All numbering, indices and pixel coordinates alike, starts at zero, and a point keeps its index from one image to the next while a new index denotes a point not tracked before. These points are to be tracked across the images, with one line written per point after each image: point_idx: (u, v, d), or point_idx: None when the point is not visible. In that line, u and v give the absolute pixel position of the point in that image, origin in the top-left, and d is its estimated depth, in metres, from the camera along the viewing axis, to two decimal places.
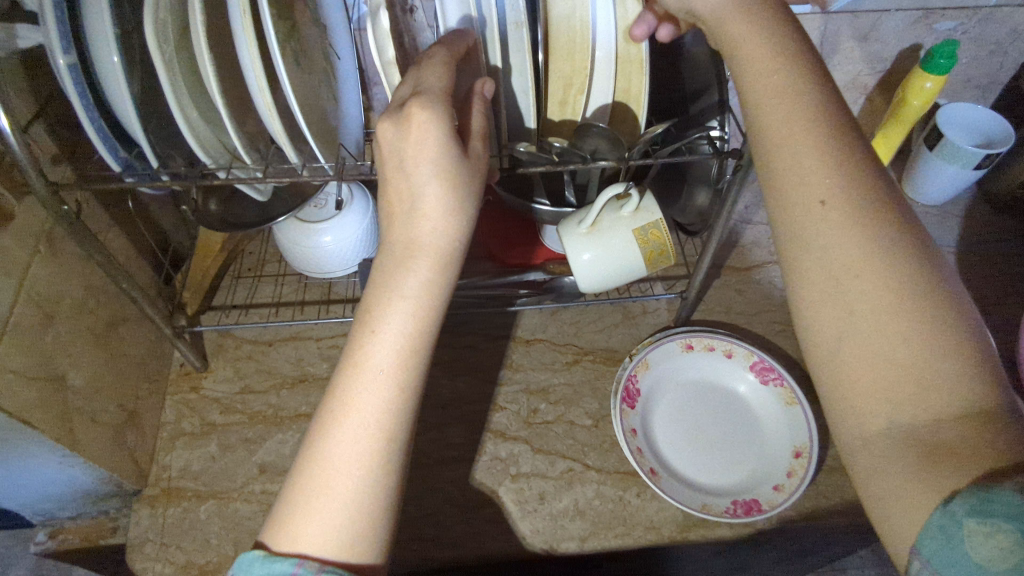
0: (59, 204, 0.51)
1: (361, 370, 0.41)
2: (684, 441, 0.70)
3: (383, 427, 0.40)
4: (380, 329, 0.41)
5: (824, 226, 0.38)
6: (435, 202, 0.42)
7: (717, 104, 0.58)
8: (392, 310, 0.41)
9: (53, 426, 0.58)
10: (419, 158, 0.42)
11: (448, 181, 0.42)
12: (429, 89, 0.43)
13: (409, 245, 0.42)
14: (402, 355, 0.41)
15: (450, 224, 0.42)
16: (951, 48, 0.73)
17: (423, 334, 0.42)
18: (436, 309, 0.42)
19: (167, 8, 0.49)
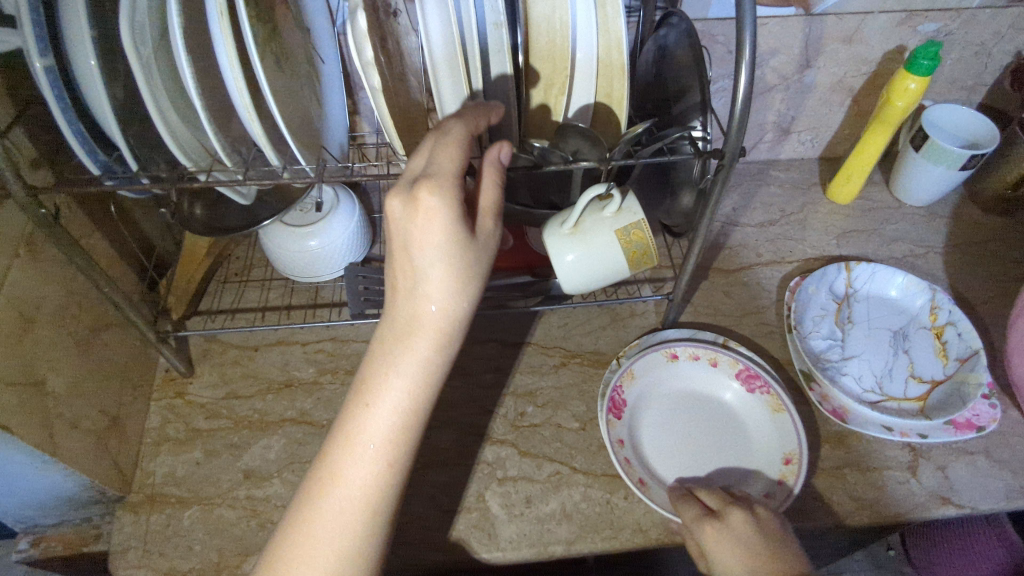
0: (37, 207, 0.51)
1: (357, 437, 0.46)
2: (674, 444, 0.70)
3: (371, 495, 0.46)
4: (378, 402, 0.46)
5: None
6: (438, 287, 0.46)
7: (699, 104, 0.58)
8: (391, 385, 0.46)
9: (33, 432, 0.57)
10: (425, 244, 0.45)
11: (450, 269, 0.45)
12: (441, 173, 0.45)
13: (410, 325, 0.46)
14: (395, 428, 0.47)
15: (450, 307, 0.46)
16: (934, 49, 0.72)
17: (416, 412, 0.47)
18: (430, 389, 0.48)
19: (145, 11, 0.49)
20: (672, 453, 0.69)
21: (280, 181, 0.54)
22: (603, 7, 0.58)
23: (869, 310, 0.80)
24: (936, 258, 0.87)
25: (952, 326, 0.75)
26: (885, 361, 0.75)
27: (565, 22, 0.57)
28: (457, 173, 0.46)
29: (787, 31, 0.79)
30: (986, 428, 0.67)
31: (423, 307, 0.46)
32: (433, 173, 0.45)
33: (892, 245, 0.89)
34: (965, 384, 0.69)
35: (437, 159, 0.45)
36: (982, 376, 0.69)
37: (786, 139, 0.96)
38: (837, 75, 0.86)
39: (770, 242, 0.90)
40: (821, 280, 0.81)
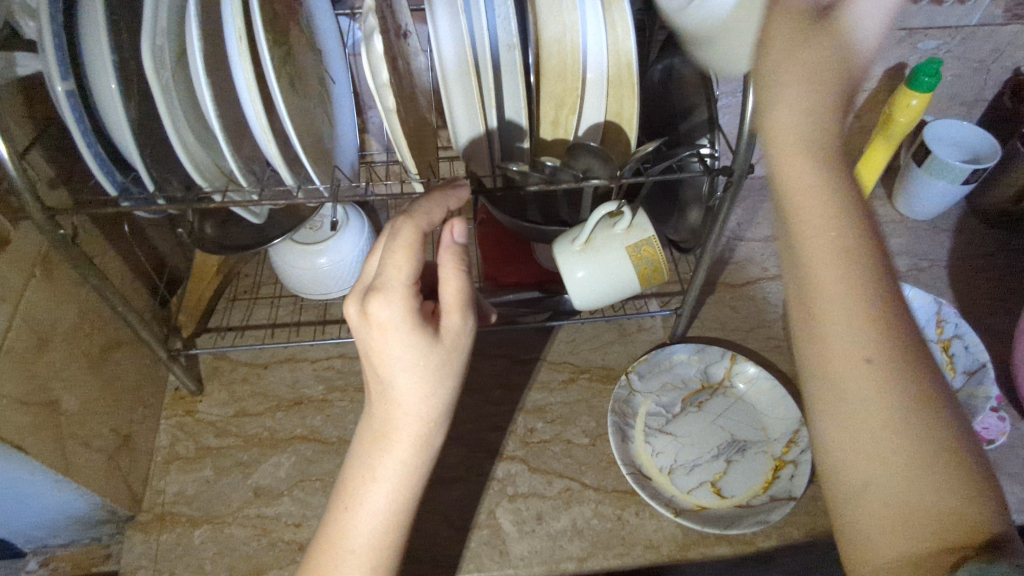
0: (55, 229, 0.51)
1: (337, 545, 0.47)
2: (685, 460, 0.70)
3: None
4: (360, 506, 0.47)
5: (845, 337, 0.36)
6: (406, 392, 0.45)
7: (707, 122, 0.59)
8: (371, 489, 0.47)
9: (46, 452, 0.57)
10: (385, 355, 0.45)
11: (415, 376, 0.45)
12: (391, 282, 0.44)
13: (384, 430, 0.46)
14: (379, 532, 0.47)
15: (421, 412, 0.46)
16: (935, 66, 0.74)
17: (400, 512, 0.47)
18: (410, 490, 0.48)
19: (165, 35, 0.50)
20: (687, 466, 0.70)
21: (295, 200, 0.54)
22: (612, 29, 0.58)
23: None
24: (941, 271, 0.88)
25: (959, 338, 0.75)
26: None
27: (575, 43, 0.57)
28: (410, 278, 0.44)
29: None
30: (995, 441, 0.69)
31: (394, 413, 0.46)
32: (386, 284, 0.44)
33: (896, 259, 0.90)
34: (975, 396, 0.70)
35: (386, 269, 0.44)
36: (990, 389, 0.70)
37: None
38: None
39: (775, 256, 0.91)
40: None
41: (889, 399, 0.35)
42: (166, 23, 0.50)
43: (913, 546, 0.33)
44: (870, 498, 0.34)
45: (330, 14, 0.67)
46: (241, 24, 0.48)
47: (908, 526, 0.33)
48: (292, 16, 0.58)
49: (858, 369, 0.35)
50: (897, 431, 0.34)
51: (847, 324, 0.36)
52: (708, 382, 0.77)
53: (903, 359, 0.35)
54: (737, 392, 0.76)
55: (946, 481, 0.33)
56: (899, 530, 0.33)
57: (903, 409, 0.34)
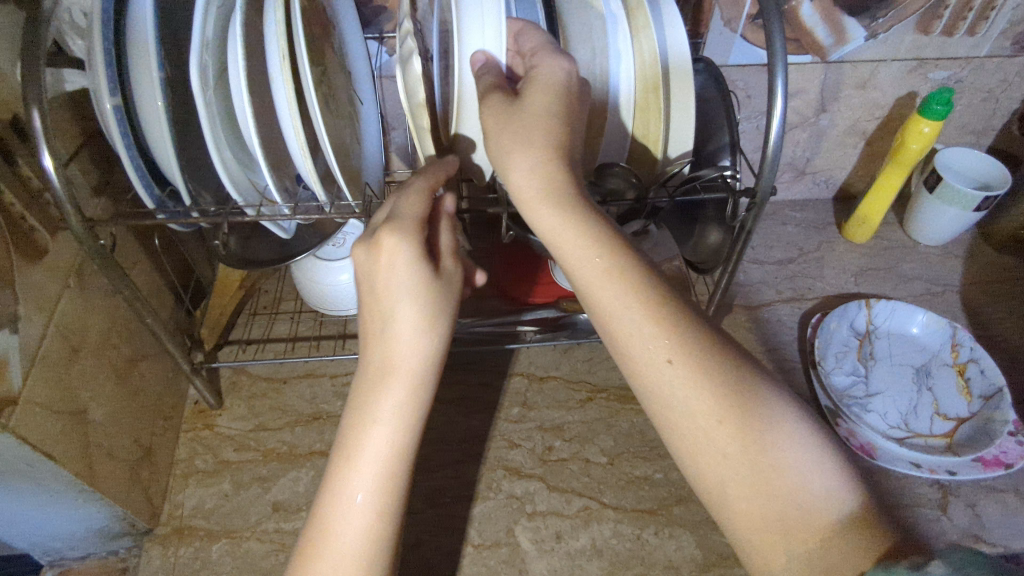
0: (94, 239, 0.52)
1: (338, 498, 0.43)
2: (461, 73, 0.53)
3: (356, 570, 0.42)
4: (359, 447, 0.44)
5: (671, 382, 0.41)
6: (406, 328, 0.44)
7: (728, 145, 0.61)
8: (370, 431, 0.44)
9: (74, 461, 0.58)
10: (391, 286, 0.45)
11: (415, 308, 0.45)
12: (398, 219, 0.46)
13: (386, 367, 0.44)
14: (381, 479, 0.43)
15: (423, 344, 0.45)
16: (946, 95, 0.77)
17: (404, 454, 0.44)
18: (410, 435, 0.45)
19: (209, 52, 0.51)
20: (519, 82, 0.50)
21: (327, 216, 0.56)
22: (639, 54, 0.58)
23: (891, 346, 0.81)
24: (954, 296, 0.89)
25: (975, 363, 0.76)
26: (909, 398, 0.76)
27: (604, 69, 0.57)
28: (415, 216, 0.47)
29: (805, 77, 0.82)
30: (1015, 465, 0.68)
31: (393, 353, 0.44)
32: (394, 220, 0.46)
33: (909, 284, 0.91)
34: (991, 421, 0.71)
35: (399, 209, 0.47)
36: (1007, 413, 0.70)
37: (802, 180, 1.00)
38: (852, 119, 0.89)
39: (788, 279, 0.92)
40: (842, 316, 0.82)
41: (654, 326, 0.42)
42: (212, 43, 0.52)
43: (795, 540, 0.37)
44: (736, 501, 0.39)
45: (360, 37, 0.69)
46: (284, 45, 0.50)
47: (781, 527, 0.38)
48: (327, 39, 0.60)
49: (667, 372, 0.41)
50: (733, 417, 0.40)
51: (637, 335, 0.43)
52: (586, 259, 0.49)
53: (696, 351, 0.42)
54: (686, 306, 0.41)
55: (749, 469, 0.39)
56: (773, 525, 0.38)
57: (734, 388, 0.41)
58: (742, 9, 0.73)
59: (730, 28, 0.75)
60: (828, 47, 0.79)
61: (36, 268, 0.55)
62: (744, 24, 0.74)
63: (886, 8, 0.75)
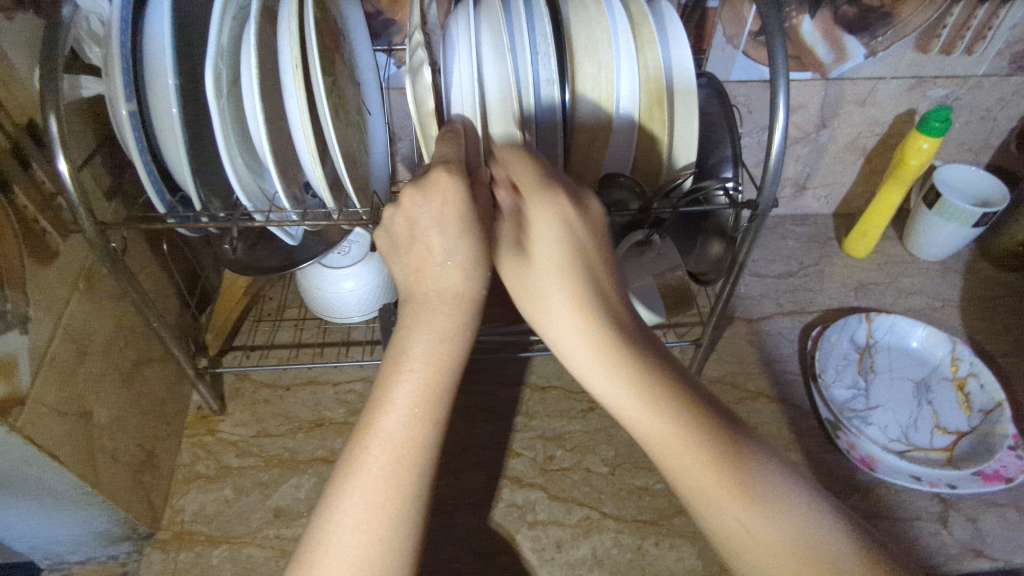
0: (105, 242, 0.53)
1: (383, 413, 0.41)
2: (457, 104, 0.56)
3: (399, 485, 0.40)
4: (405, 364, 0.43)
5: (634, 417, 0.44)
6: (457, 260, 0.46)
7: (731, 158, 0.62)
8: (416, 349, 0.43)
9: (78, 462, 0.58)
10: (449, 217, 0.47)
11: (471, 242, 0.47)
12: (453, 160, 0.50)
13: (435, 295, 0.45)
14: (427, 394, 0.42)
15: (471, 275, 0.46)
16: (945, 113, 0.77)
17: (449, 373, 0.43)
18: (455, 358, 0.44)
19: (224, 62, 0.52)
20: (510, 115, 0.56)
21: (336, 222, 0.56)
22: (644, 68, 0.59)
23: (892, 359, 0.81)
24: (953, 311, 0.90)
25: (975, 377, 0.77)
26: (909, 411, 0.76)
27: (610, 82, 0.58)
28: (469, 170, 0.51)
29: (805, 93, 0.84)
30: (1015, 480, 0.68)
31: (451, 283, 0.46)
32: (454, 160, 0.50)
33: (909, 298, 0.91)
34: (991, 435, 0.71)
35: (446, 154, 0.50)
36: (1008, 427, 0.70)
37: (802, 195, 1.01)
38: (852, 135, 0.90)
39: (789, 293, 0.93)
40: (842, 329, 0.83)
41: (609, 361, 0.45)
42: (226, 52, 0.53)
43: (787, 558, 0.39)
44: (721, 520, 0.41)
45: (369, 49, 0.71)
46: (297, 55, 0.51)
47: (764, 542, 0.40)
48: (338, 49, 0.62)
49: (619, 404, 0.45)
50: (688, 440, 0.42)
51: (599, 374, 0.45)
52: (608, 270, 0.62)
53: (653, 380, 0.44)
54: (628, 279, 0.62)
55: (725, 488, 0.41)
56: (764, 542, 0.40)
57: (693, 414, 0.43)
58: (744, 27, 0.74)
59: (732, 44, 0.76)
60: (828, 64, 0.80)
61: (46, 270, 0.56)
62: (745, 40, 0.76)
63: (885, 27, 0.76)
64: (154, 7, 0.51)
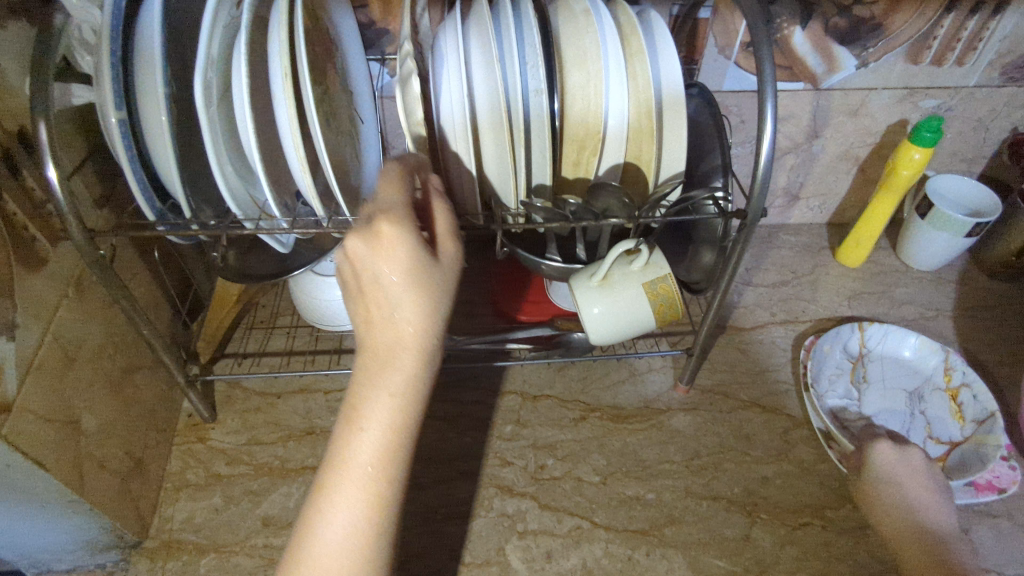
0: (93, 249, 0.53)
1: (344, 469, 0.41)
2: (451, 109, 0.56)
3: (363, 535, 0.41)
4: (364, 422, 0.41)
5: None
6: (409, 315, 0.41)
7: (720, 167, 0.62)
8: (374, 405, 0.41)
9: (65, 471, 0.57)
10: (392, 277, 0.41)
11: (420, 299, 0.41)
12: (396, 207, 0.44)
13: (389, 350, 0.41)
14: (387, 450, 0.41)
15: (426, 325, 0.42)
16: (936, 123, 0.78)
17: (409, 428, 0.42)
18: (415, 409, 0.42)
19: (214, 70, 0.53)
20: (502, 130, 0.56)
21: (325, 231, 0.56)
22: (633, 79, 0.59)
23: (884, 370, 0.81)
24: (946, 320, 0.90)
25: (967, 387, 0.76)
26: (902, 421, 0.76)
27: (600, 92, 0.58)
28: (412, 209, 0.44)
29: (797, 103, 0.84)
30: (1007, 490, 0.68)
31: (401, 337, 0.41)
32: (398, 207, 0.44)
33: (902, 308, 0.91)
34: (984, 444, 0.71)
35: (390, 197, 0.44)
36: (1000, 437, 0.70)
37: (795, 205, 1.01)
38: (844, 145, 0.91)
39: (782, 302, 0.93)
40: (835, 339, 0.82)
41: None
42: (216, 61, 0.53)
43: None
44: None
45: (362, 58, 0.71)
46: (287, 64, 0.51)
47: None
48: (329, 59, 0.62)
49: None
50: None
51: None
52: (593, 283, 0.64)
53: None
54: (606, 307, 0.64)
55: None
56: None
57: None
58: (735, 38, 0.75)
59: (724, 55, 0.77)
60: (819, 74, 0.81)
61: (35, 277, 0.56)
62: (737, 51, 0.76)
63: (876, 38, 0.77)
64: (145, 17, 0.51)
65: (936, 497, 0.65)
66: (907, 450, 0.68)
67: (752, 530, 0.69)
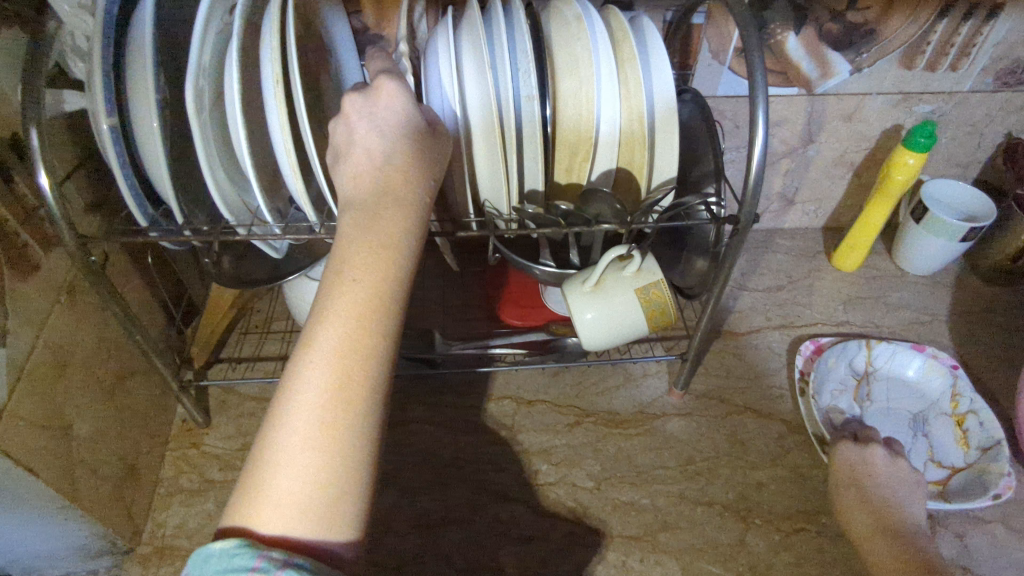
0: (84, 256, 0.53)
1: (327, 322, 0.35)
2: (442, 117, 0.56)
3: (348, 401, 0.34)
4: (350, 269, 0.36)
5: None
6: (400, 161, 0.41)
7: (713, 172, 0.62)
8: (361, 251, 0.37)
9: (57, 477, 0.57)
10: (388, 126, 0.42)
11: (411, 147, 0.42)
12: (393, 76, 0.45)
13: (377, 196, 0.39)
14: (376, 299, 0.36)
15: (417, 173, 0.41)
16: (930, 129, 0.78)
17: (400, 280, 0.37)
18: (406, 257, 0.38)
19: (206, 78, 0.53)
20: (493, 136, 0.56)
21: (318, 237, 0.56)
22: (625, 85, 0.59)
23: (890, 390, 0.81)
24: (941, 325, 0.90)
25: (974, 415, 0.76)
26: (905, 442, 0.76)
27: (592, 98, 0.58)
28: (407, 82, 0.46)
29: (791, 108, 0.84)
30: (1001, 496, 0.68)
31: (391, 184, 0.40)
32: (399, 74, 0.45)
33: (897, 312, 0.91)
34: (986, 472, 0.71)
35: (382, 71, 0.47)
36: (1004, 466, 0.70)
37: (790, 210, 1.01)
38: (838, 150, 0.91)
39: (778, 307, 0.93)
40: (841, 353, 0.82)
41: None
42: (208, 69, 0.53)
43: None
44: None
45: (355, 64, 0.71)
46: (278, 71, 0.51)
47: None
48: (322, 65, 0.62)
49: None
50: None
51: None
52: (586, 289, 0.64)
53: None
54: (598, 313, 0.64)
55: None
56: None
57: None
58: (729, 43, 0.75)
59: (718, 60, 0.77)
60: (813, 79, 0.81)
61: (26, 283, 0.56)
62: (731, 56, 0.76)
63: (870, 43, 0.77)
64: (137, 24, 0.51)
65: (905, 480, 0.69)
66: (868, 448, 0.71)
67: (746, 536, 0.69)
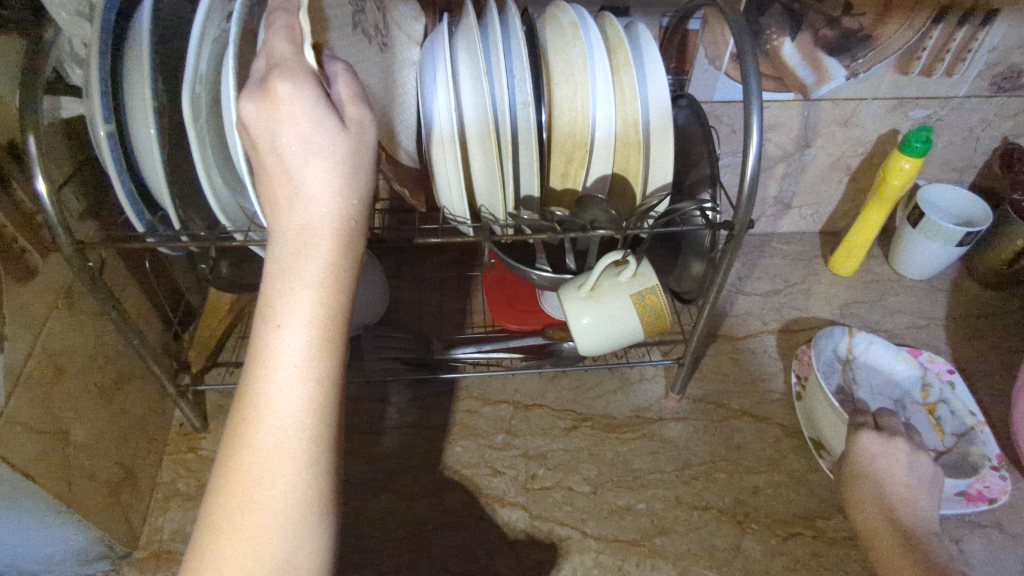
0: (82, 261, 0.53)
1: (268, 372, 0.34)
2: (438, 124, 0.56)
3: (300, 451, 0.34)
4: (283, 317, 0.34)
5: None
6: (318, 186, 0.36)
7: (708, 178, 0.63)
8: (292, 298, 0.35)
9: (54, 482, 0.57)
10: (290, 139, 0.36)
11: (331, 163, 0.36)
12: (292, 64, 0.38)
13: (300, 232, 0.35)
14: (316, 347, 0.35)
15: (342, 197, 0.36)
16: (925, 133, 0.79)
17: (340, 323, 0.35)
18: (344, 297, 0.36)
19: (203, 84, 0.53)
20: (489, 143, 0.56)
21: None
22: (620, 91, 0.60)
23: (868, 375, 0.80)
24: (938, 329, 0.90)
25: (944, 403, 0.77)
26: None
27: (587, 104, 0.59)
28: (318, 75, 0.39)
29: (787, 113, 0.85)
30: (997, 501, 0.68)
31: (310, 213, 0.35)
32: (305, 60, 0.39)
33: (894, 317, 0.92)
34: (969, 454, 0.72)
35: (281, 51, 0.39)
36: (987, 449, 0.71)
37: (787, 214, 1.01)
38: (834, 154, 0.91)
39: (775, 311, 0.93)
40: (829, 338, 0.80)
41: None
42: (206, 75, 0.53)
43: None
44: None
45: None
46: None
47: None
48: None
49: None
50: None
51: None
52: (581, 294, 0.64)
53: None
54: (594, 317, 0.64)
55: None
56: None
57: None
58: (725, 49, 0.75)
59: (714, 66, 0.77)
60: (810, 84, 0.81)
61: (24, 288, 0.56)
62: (727, 62, 0.77)
63: (866, 49, 0.77)
64: (134, 31, 0.52)
65: (917, 483, 0.65)
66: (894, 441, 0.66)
67: (742, 540, 0.69)
